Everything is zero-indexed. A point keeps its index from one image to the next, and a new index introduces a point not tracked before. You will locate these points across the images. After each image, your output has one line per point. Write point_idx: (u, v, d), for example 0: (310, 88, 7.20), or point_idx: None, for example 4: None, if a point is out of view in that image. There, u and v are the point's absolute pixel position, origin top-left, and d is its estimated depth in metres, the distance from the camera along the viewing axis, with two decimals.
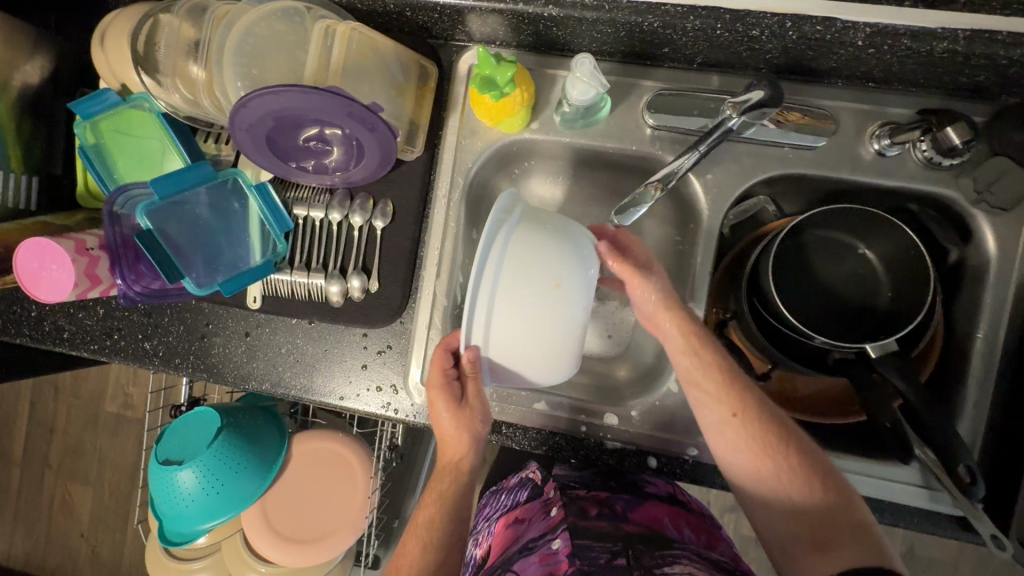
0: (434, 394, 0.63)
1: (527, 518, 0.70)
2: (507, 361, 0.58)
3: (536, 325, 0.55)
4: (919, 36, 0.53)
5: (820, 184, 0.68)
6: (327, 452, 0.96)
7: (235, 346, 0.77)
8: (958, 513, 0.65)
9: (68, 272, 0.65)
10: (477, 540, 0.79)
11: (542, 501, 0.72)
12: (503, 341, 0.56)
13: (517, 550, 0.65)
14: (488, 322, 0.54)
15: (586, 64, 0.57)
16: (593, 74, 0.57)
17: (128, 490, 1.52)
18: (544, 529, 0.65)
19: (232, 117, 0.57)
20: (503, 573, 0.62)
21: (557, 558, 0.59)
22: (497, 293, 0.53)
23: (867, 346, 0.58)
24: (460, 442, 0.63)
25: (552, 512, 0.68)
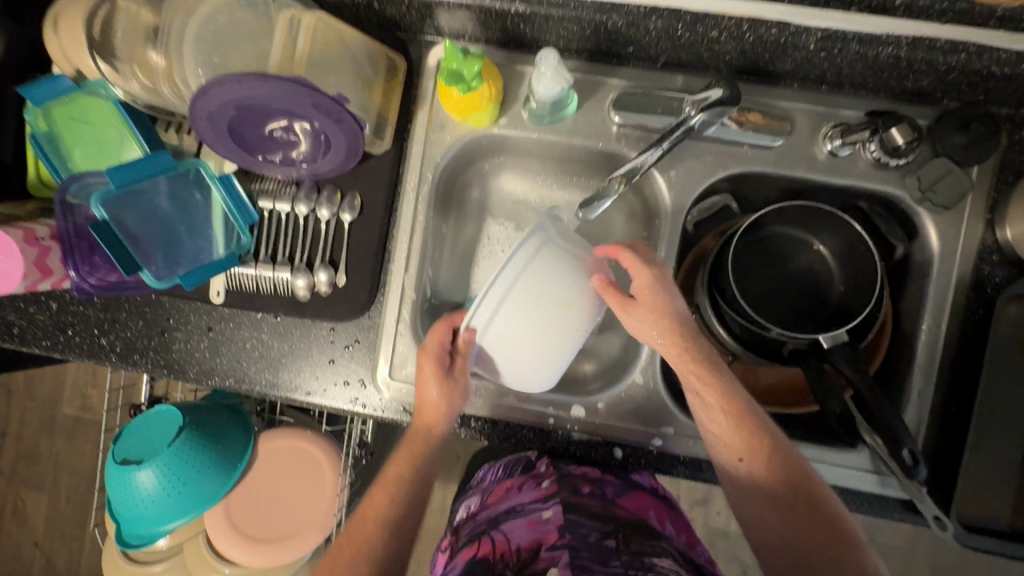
0: (423, 362, 0.63)
1: (514, 485, 0.69)
2: (492, 351, 0.58)
3: (542, 324, 0.56)
4: (866, 41, 0.56)
5: (778, 183, 0.70)
6: (296, 450, 0.95)
7: (197, 341, 0.75)
8: (904, 496, 0.68)
9: (17, 264, 0.62)
10: (460, 503, 0.78)
11: (532, 473, 0.71)
12: (500, 331, 0.56)
13: (505, 514, 0.65)
14: (495, 313, 0.55)
15: (550, 59, 0.58)
16: (558, 68, 0.58)
17: (86, 495, 1.46)
18: (534, 498, 0.65)
19: (193, 106, 0.56)
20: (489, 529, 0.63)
21: (547, 526, 0.61)
22: (519, 288, 0.54)
23: (819, 336, 0.61)
24: (441, 404, 0.64)
25: (543, 483, 0.67)
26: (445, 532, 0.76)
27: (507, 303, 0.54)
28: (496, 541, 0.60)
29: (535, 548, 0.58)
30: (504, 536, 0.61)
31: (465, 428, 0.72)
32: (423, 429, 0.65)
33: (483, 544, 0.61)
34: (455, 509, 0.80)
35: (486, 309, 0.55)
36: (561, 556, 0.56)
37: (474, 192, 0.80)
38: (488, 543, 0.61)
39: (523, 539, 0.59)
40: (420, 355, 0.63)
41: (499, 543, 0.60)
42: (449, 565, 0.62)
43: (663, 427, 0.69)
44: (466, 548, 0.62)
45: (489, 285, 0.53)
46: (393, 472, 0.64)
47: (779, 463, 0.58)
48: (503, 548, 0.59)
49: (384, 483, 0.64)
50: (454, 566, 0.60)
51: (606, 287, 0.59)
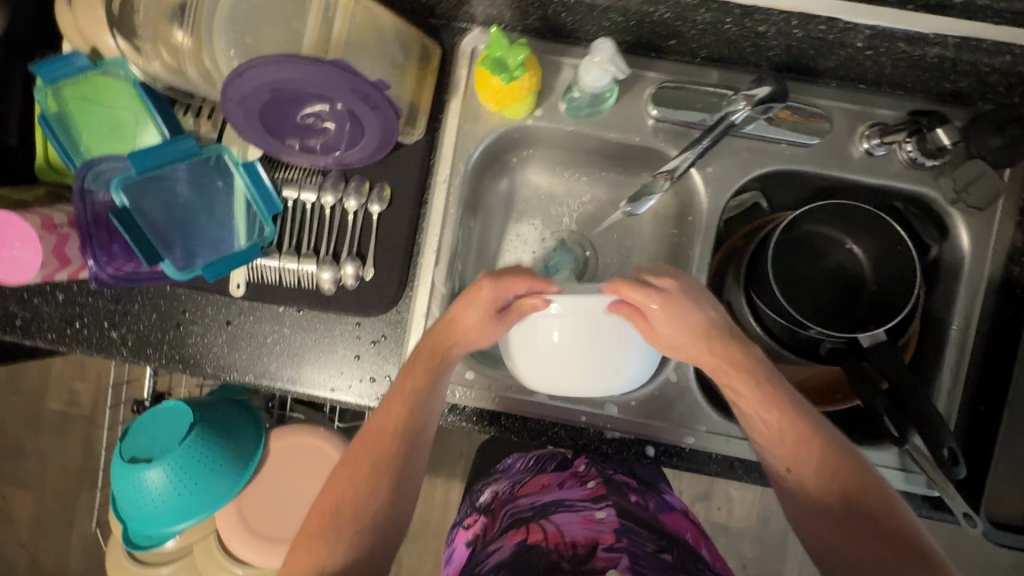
0: (477, 288, 0.59)
1: (556, 480, 0.67)
2: (524, 355, 0.59)
3: (590, 354, 0.57)
4: (914, 41, 0.56)
5: (812, 181, 0.70)
6: (310, 449, 0.92)
7: (215, 335, 0.72)
8: (930, 493, 0.69)
9: (34, 251, 0.59)
10: (480, 494, 0.75)
11: (572, 471, 0.68)
12: (559, 333, 0.56)
13: (551, 505, 0.61)
14: (572, 314, 0.55)
15: (606, 49, 0.56)
16: (613, 59, 0.56)
17: (74, 493, 1.41)
18: (583, 496, 0.62)
19: (226, 89, 0.53)
20: (538, 518, 0.59)
21: (601, 526, 0.57)
22: (574, 315, 0.55)
23: (859, 336, 0.61)
24: (484, 333, 0.60)
25: (588, 483, 0.65)
26: (466, 510, 0.75)
27: (561, 325, 0.56)
28: (548, 531, 0.56)
29: (591, 546, 0.53)
30: (556, 527, 0.56)
31: (496, 427, 0.71)
32: (443, 348, 0.61)
33: (533, 531, 0.57)
34: (474, 496, 0.77)
35: (544, 319, 0.56)
36: (620, 559, 0.51)
37: (501, 186, 0.78)
38: (538, 530, 0.57)
39: (579, 534, 0.55)
40: (483, 276, 0.59)
41: (552, 533, 0.55)
42: (489, 547, 0.58)
43: (696, 425, 0.69)
44: (510, 532, 0.59)
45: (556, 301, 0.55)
46: (408, 384, 0.59)
47: (816, 448, 0.55)
48: (557, 538, 0.55)
49: (399, 391, 0.59)
50: (498, 549, 0.56)
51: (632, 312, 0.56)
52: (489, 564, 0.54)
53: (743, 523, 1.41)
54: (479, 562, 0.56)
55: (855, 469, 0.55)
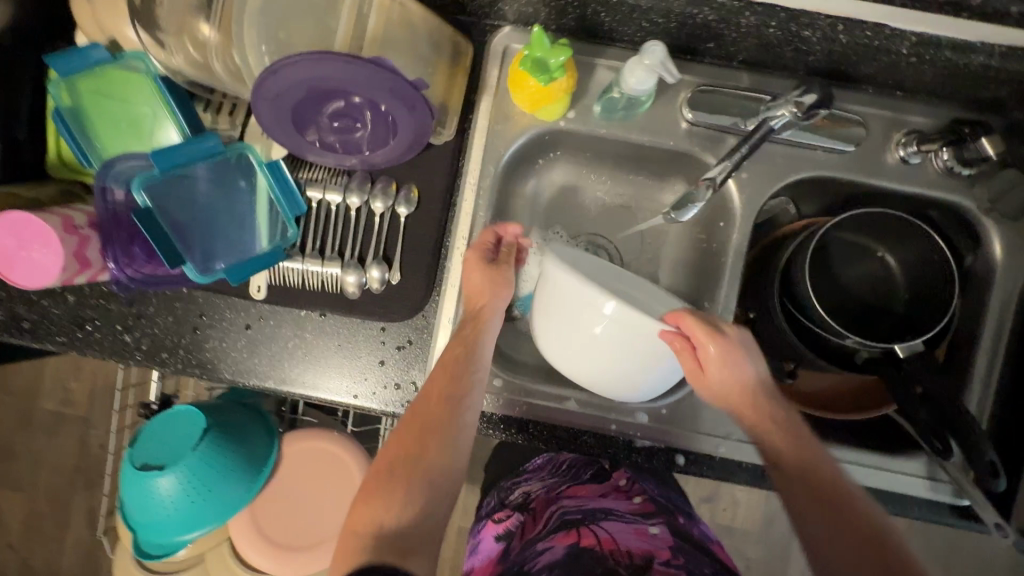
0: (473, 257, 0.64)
1: (599, 489, 0.70)
2: (544, 328, 0.62)
3: (619, 346, 0.57)
4: (960, 48, 0.55)
5: (844, 188, 0.70)
6: (326, 454, 0.90)
7: (233, 339, 0.69)
8: (957, 502, 0.69)
9: (56, 254, 0.57)
10: (507, 497, 0.77)
11: (613, 483, 0.72)
12: (594, 318, 0.56)
13: (600, 513, 0.63)
14: (618, 310, 0.55)
15: (656, 53, 0.55)
16: (663, 62, 0.56)
17: (68, 496, 1.37)
18: (630, 511, 0.65)
19: (260, 84, 0.52)
20: (590, 520, 0.61)
21: (655, 540, 0.59)
22: (625, 325, 0.55)
23: (896, 346, 0.61)
24: (493, 290, 0.64)
25: (634, 499, 0.68)
26: (494, 510, 0.75)
27: (604, 322, 0.56)
28: (601, 537, 0.58)
29: (648, 558, 0.55)
30: (611, 535, 0.58)
31: (523, 435, 0.70)
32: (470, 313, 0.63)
33: (585, 536, 0.58)
34: (501, 489, 0.80)
35: (563, 294, 0.58)
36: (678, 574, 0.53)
37: (526, 189, 0.76)
38: (590, 535, 0.58)
39: (634, 544, 0.57)
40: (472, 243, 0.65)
41: (605, 539, 0.57)
42: (535, 545, 0.58)
43: (726, 433, 0.69)
44: (559, 533, 0.59)
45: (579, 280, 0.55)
46: (456, 349, 0.60)
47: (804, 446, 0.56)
48: (610, 544, 0.56)
49: (450, 356, 0.60)
50: (547, 548, 0.56)
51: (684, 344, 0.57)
52: (540, 564, 0.54)
53: (748, 525, 1.41)
54: (528, 559, 0.55)
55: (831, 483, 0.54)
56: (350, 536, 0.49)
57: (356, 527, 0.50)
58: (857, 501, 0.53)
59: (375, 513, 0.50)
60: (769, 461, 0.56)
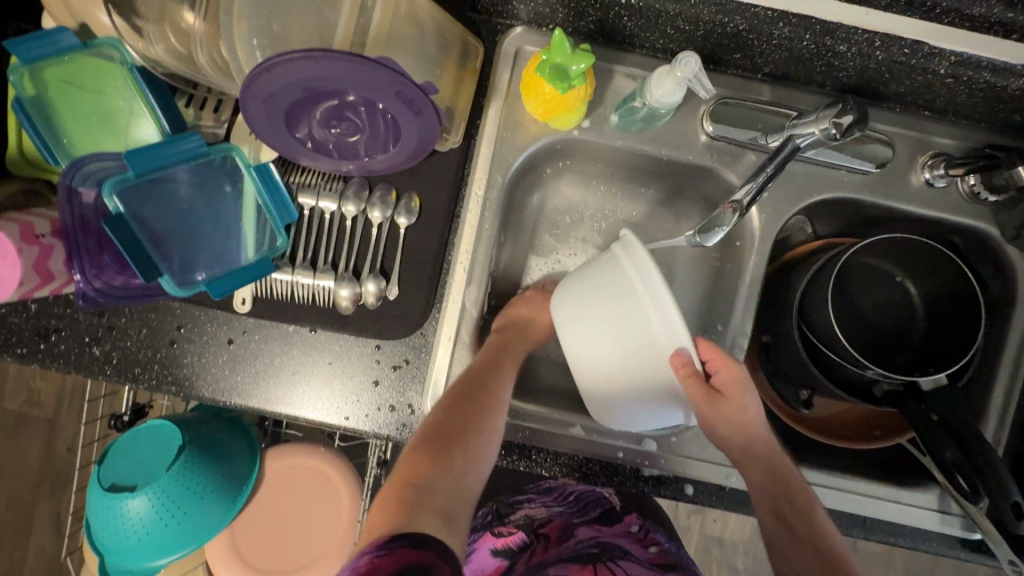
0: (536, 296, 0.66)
1: (614, 526, 0.67)
2: (568, 287, 0.57)
3: (624, 333, 0.52)
4: (999, 71, 0.53)
5: (865, 210, 0.67)
6: (311, 472, 0.85)
7: (214, 355, 0.64)
8: (966, 535, 0.67)
9: (13, 266, 0.52)
10: (506, 504, 0.73)
11: (626, 526, 0.68)
12: (625, 297, 0.51)
13: (618, 550, 0.62)
14: (649, 300, 0.50)
15: (691, 64, 0.51)
16: (696, 76, 0.51)
17: (29, 505, 1.28)
18: (646, 557, 0.62)
19: (250, 83, 0.46)
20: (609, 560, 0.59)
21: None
22: (660, 321, 0.50)
23: (920, 379, 0.58)
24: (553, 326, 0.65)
25: (650, 547, 0.65)
26: (492, 518, 0.72)
27: (638, 298, 0.51)
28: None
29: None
30: None
31: (523, 460, 0.65)
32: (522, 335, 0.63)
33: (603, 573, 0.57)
34: (500, 500, 0.75)
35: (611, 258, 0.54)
36: None
37: (533, 199, 0.72)
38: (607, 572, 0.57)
39: None
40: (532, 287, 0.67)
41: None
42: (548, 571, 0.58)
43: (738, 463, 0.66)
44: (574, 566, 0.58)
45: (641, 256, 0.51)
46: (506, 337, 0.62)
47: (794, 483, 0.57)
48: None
49: (503, 342, 0.61)
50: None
51: (690, 378, 0.50)
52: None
53: (737, 536, 1.39)
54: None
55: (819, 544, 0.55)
56: (406, 487, 0.48)
57: (410, 480, 0.49)
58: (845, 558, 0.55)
59: (428, 471, 0.50)
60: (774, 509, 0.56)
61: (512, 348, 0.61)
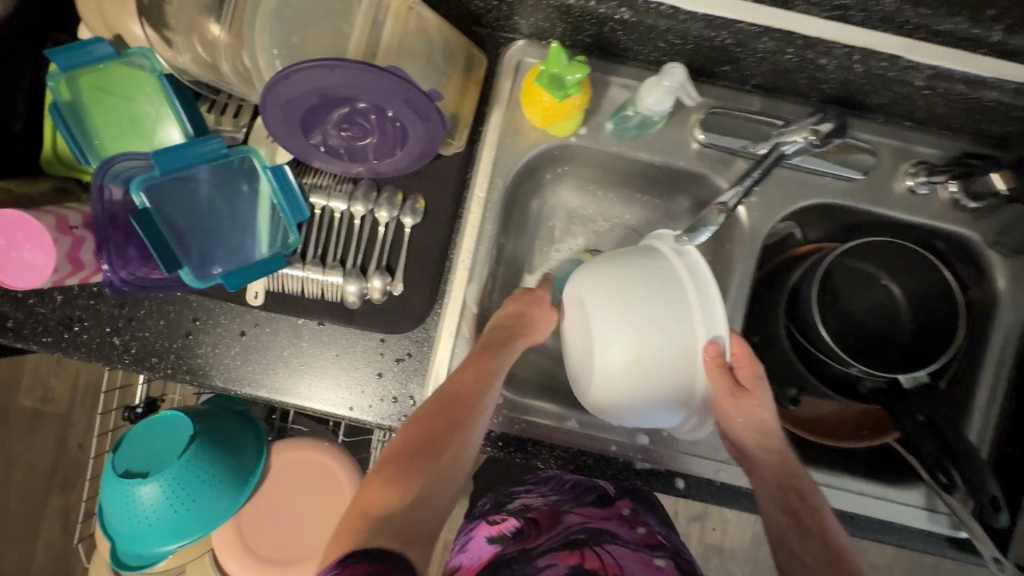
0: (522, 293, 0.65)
1: (603, 509, 0.70)
2: (606, 263, 0.58)
3: (669, 315, 0.54)
4: (973, 83, 0.55)
5: (851, 216, 0.70)
6: (315, 463, 0.88)
7: (227, 346, 0.67)
8: (953, 533, 0.68)
9: (47, 254, 0.55)
10: (504, 497, 0.76)
11: (617, 510, 0.71)
12: (675, 283, 0.55)
13: (604, 534, 0.64)
14: (697, 288, 0.55)
15: (677, 74, 0.55)
16: (682, 85, 0.55)
17: (41, 499, 1.31)
18: (634, 538, 0.65)
19: (271, 89, 0.50)
20: (597, 545, 0.61)
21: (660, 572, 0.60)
22: (702, 312, 0.55)
23: (902, 376, 0.60)
24: (546, 325, 0.64)
25: (638, 528, 0.68)
26: (491, 509, 0.74)
27: (687, 286, 0.55)
28: (606, 561, 0.58)
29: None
30: (616, 561, 0.59)
31: (520, 452, 0.68)
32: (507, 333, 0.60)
33: (589, 557, 0.58)
34: (501, 493, 0.79)
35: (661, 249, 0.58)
36: None
37: (533, 203, 0.75)
38: (594, 557, 0.58)
39: None
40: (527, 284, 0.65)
41: (610, 564, 0.58)
42: (536, 561, 0.58)
43: (728, 459, 0.68)
44: (562, 551, 0.59)
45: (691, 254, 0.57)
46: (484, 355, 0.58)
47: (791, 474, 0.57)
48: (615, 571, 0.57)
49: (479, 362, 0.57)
50: (550, 565, 0.57)
51: (717, 365, 0.54)
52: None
53: (737, 544, 1.39)
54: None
55: None
56: (358, 517, 0.46)
57: (367, 505, 0.46)
58: None
59: (388, 491, 0.47)
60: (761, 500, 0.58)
61: (510, 340, 0.60)
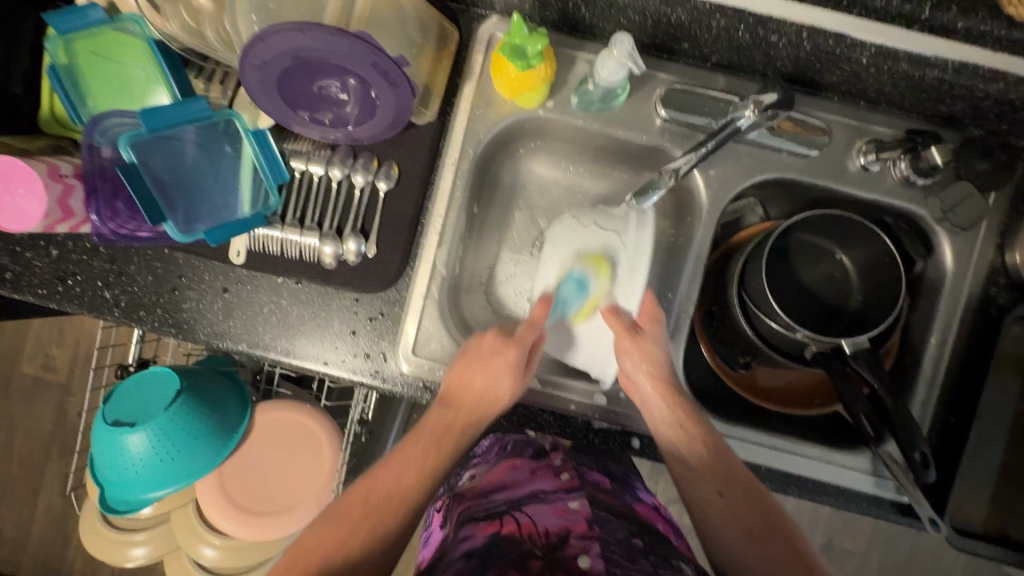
0: (508, 341, 0.64)
1: (528, 468, 0.73)
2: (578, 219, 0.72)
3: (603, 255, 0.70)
4: (916, 62, 0.58)
5: (807, 192, 0.73)
6: (280, 423, 0.91)
7: (210, 301, 0.70)
8: (899, 497, 0.71)
9: (39, 200, 0.61)
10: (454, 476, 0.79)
11: (547, 461, 0.75)
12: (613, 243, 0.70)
13: (526, 497, 0.67)
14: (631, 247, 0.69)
15: (625, 44, 0.59)
16: (631, 55, 0.60)
17: (41, 462, 1.36)
18: (555, 487, 0.68)
19: (247, 51, 0.54)
20: (516, 509, 0.65)
21: (574, 515, 0.63)
22: (624, 278, 0.68)
23: (843, 342, 0.63)
24: (504, 394, 0.63)
25: (562, 476, 0.71)
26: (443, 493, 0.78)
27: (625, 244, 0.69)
28: (521, 522, 0.62)
29: (564, 535, 0.59)
30: (530, 518, 0.62)
31: None
32: (469, 419, 0.63)
33: (507, 523, 0.62)
34: (450, 481, 0.78)
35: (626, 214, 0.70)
36: (592, 546, 0.57)
37: (507, 175, 0.78)
38: (511, 522, 0.62)
39: (551, 523, 0.61)
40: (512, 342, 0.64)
41: (525, 523, 0.62)
42: (459, 532, 0.63)
43: None
44: (483, 523, 0.63)
45: (645, 227, 0.69)
46: (417, 450, 0.59)
47: (719, 441, 0.62)
48: (530, 528, 0.61)
49: (420, 449, 0.60)
50: (471, 536, 0.61)
51: (611, 314, 0.66)
52: (462, 551, 0.59)
53: None
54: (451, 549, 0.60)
55: (745, 480, 0.60)
56: None
57: None
58: (772, 499, 0.60)
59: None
60: (706, 451, 0.61)
61: (455, 419, 0.62)
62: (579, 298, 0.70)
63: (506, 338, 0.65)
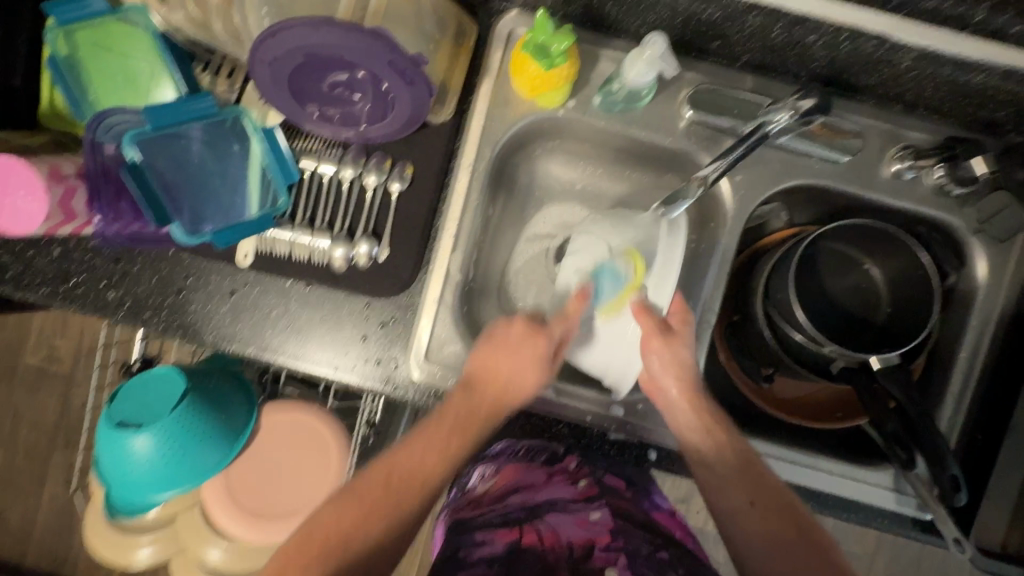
0: (537, 330, 0.62)
1: (543, 473, 0.71)
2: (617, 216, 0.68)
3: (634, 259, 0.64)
4: (961, 65, 0.55)
5: (836, 199, 0.70)
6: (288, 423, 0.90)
7: (216, 304, 0.68)
8: (921, 514, 0.69)
9: (40, 203, 0.58)
10: (466, 476, 0.78)
11: (562, 466, 0.72)
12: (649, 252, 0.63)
13: (544, 505, 0.66)
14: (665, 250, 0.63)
15: (657, 44, 0.58)
16: (663, 56, 0.58)
17: (46, 453, 1.35)
18: (575, 496, 0.67)
19: (257, 46, 0.52)
20: (534, 518, 0.63)
21: (597, 527, 0.62)
22: (656, 273, 0.63)
23: (873, 358, 0.61)
24: (526, 385, 0.61)
25: (579, 483, 0.69)
26: (455, 493, 0.78)
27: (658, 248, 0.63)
28: (543, 532, 0.60)
29: (587, 546, 0.58)
30: (552, 529, 0.61)
31: None
32: (486, 412, 0.60)
33: (528, 533, 0.60)
34: (461, 483, 0.79)
35: (653, 220, 0.65)
36: (618, 557, 0.57)
37: (522, 175, 0.75)
38: (532, 531, 0.61)
39: (574, 535, 0.60)
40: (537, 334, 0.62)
41: (547, 534, 0.60)
42: (476, 537, 0.61)
43: None
44: (502, 529, 0.61)
45: (676, 235, 0.63)
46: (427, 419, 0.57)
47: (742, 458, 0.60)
48: (552, 540, 0.59)
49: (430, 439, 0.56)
50: (487, 542, 0.59)
51: (640, 311, 0.62)
52: (479, 556, 0.57)
53: None
54: (466, 547, 0.59)
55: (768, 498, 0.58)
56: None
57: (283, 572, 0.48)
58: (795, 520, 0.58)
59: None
60: (730, 468, 0.59)
61: (473, 411, 0.59)
62: (607, 292, 0.64)
63: (535, 329, 0.62)
